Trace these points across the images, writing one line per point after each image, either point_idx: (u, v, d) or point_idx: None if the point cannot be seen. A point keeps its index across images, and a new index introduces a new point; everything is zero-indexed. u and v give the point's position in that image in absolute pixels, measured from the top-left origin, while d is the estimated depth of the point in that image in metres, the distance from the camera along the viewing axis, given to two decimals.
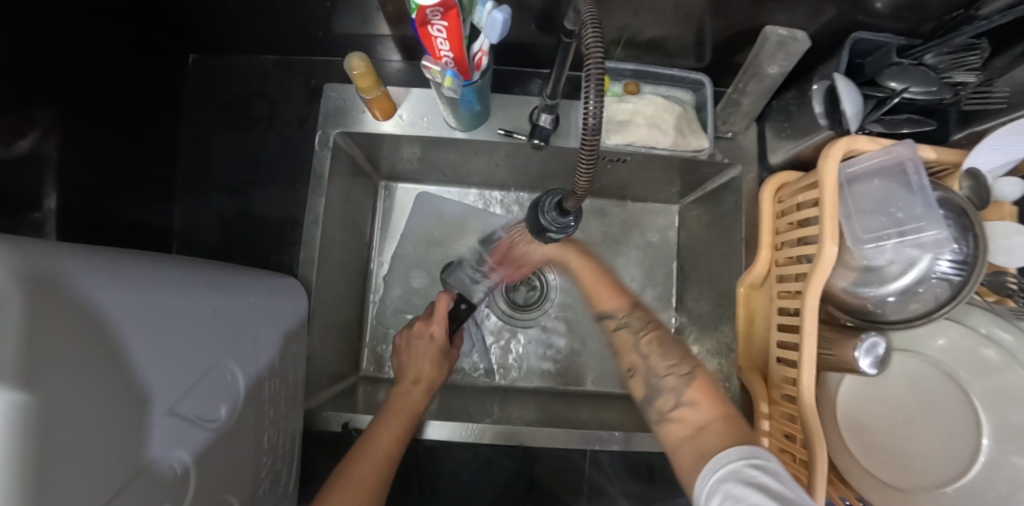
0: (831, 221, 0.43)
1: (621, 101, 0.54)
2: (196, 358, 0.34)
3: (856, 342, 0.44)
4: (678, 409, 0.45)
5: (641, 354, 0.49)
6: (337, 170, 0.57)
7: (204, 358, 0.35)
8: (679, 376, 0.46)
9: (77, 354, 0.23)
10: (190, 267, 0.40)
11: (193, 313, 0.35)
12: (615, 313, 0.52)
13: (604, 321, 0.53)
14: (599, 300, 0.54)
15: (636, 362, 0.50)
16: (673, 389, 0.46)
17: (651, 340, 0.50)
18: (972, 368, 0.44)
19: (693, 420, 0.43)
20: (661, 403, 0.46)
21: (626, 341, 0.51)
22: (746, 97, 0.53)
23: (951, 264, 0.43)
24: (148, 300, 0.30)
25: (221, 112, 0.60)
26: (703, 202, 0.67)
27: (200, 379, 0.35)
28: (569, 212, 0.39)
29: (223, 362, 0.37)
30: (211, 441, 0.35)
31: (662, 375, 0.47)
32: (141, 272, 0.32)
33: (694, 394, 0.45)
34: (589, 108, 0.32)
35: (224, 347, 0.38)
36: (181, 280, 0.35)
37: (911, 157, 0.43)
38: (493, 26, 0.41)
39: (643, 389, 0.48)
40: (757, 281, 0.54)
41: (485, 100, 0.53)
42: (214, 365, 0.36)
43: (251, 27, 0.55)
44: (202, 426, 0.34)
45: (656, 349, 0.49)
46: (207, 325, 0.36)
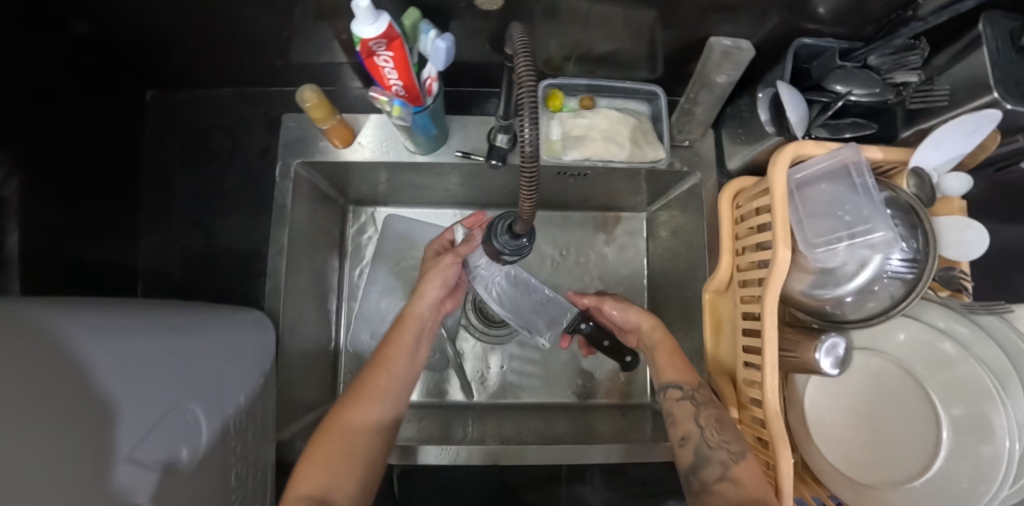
0: (782, 227, 0.44)
1: (577, 117, 0.55)
2: (154, 403, 0.34)
3: (816, 344, 0.45)
4: (722, 482, 0.42)
5: (697, 424, 0.46)
6: (300, 200, 0.57)
7: (163, 400, 0.35)
8: (730, 451, 0.43)
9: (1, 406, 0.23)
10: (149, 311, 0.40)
11: (139, 360, 0.34)
12: (680, 383, 0.50)
13: (666, 392, 0.50)
14: (661, 373, 0.52)
15: (691, 431, 0.46)
16: (721, 462, 0.43)
17: (710, 414, 0.46)
18: (928, 362, 0.45)
19: (733, 498, 0.40)
20: (706, 473, 0.43)
21: (685, 412, 0.48)
22: (698, 106, 0.54)
23: (902, 261, 0.44)
24: (86, 349, 0.31)
25: (184, 146, 0.60)
26: (669, 209, 0.68)
27: (160, 422, 0.34)
28: (521, 235, 0.40)
29: (185, 404, 0.37)
30: (176, 485, 0.35)
31: (713, 447, 0.44)
32: (73, 327, 0.31)
33: (741, 473, 0.41)
34: (525, 133, 0.32)
35: (187, 390, 0.38)
36: (128, 330, 0.35)
37: (854, 159, 0.44)
38: (436, 53, 0.42)
39: (691, 459, 0.45)
40: (721, 287, 0.55)
41: (441, 124, 0.54)
42: (175, 407, 0.36)
43: (207, 62, 0.55)
44: (165, 470, 0.34)
45: (714, 421, 0.45)
46: (165, 367, 0.36)
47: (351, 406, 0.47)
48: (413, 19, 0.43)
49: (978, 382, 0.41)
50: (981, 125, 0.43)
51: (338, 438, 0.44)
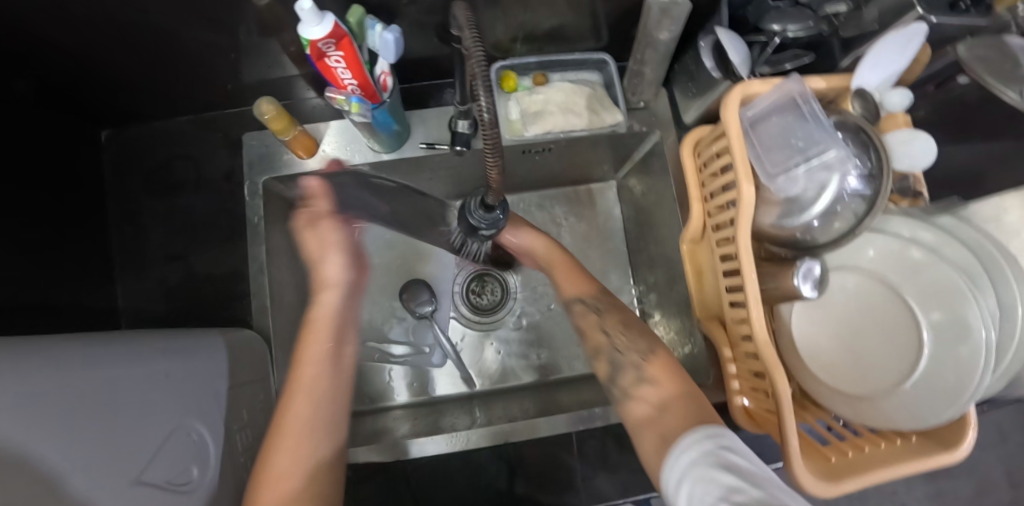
0: (742, 165, 0.46)
1: (532, 94, 0.56)
2: (155, 428, 0.34)
3: (793, 270, 0.46)
4: (641, 388, 0.45)
5: (605, 335, 0.52)
6: (273, 216, 0.58)
7: (168, 420, 0.36)
8: (639, 353, 0.48)
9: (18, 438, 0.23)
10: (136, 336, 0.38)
11: (139, 387, 0.34)
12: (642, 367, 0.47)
13: (573, 306, 0.57)
14: (565, 288, 0.59)
15: (602, 343, 0.52)
16: (632, 365, 0.48)
17: (614, 323, 0.53)
18: (903, 271, 0.47)
19: (652, 399, 0.44)
20: (624, 381, 0.47)
21: (591, 323, 0.54)
22: (648, 66, 0.55)
23: (859, 180, 0.46)
24: (104, 376, 0.31)
25: (146, 180, 0.59)
26: (636, 173, 0.69)
27: (164, 443, 0.35)
28: (494, 207, 0.41)
29: (186, 424, 0.37)
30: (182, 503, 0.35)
31: (623, 352, 0.49)
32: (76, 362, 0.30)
33: (655, 373, 0.45)
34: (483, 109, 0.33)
35: (187, 409, 0.38)
36: (126, 358, 0.34)
37: (800, 90, 0.46)
38: (386, 46, 0.44)
39: (607, 370, 0.50)
40: (696, 236, 0.56)
41: (401, 118, 0.55)
42: (178, 427, 0.36)
43: (159, 92, 0.54)
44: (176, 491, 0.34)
45: (620, 330, 0.52)
46: (160, 392, 0.36)
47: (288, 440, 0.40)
48: (358, 16, 0.43)
49: (953, 284, 0.43)
50: (913, 39, 0.45)
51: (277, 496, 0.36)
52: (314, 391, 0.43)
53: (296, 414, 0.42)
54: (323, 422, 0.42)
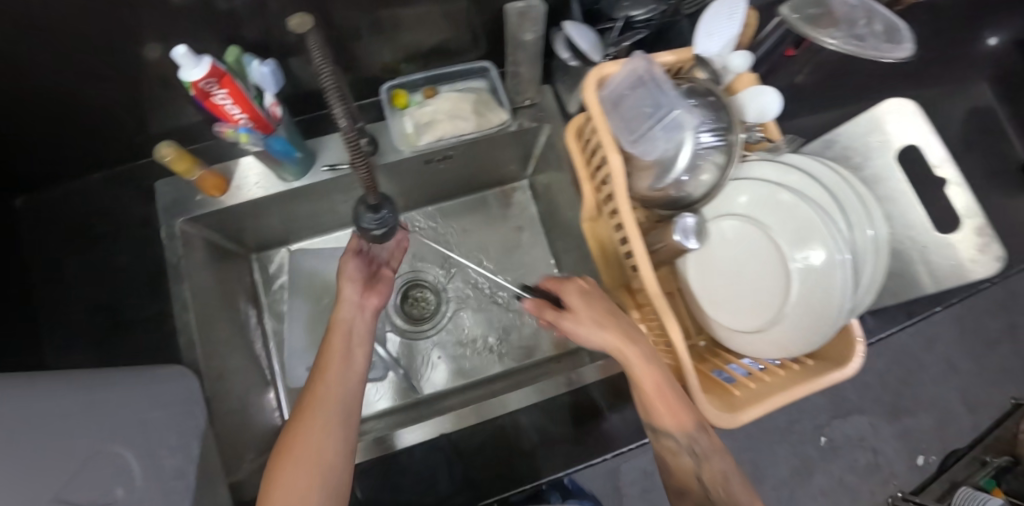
0: (606, 137, 0.50)
1: (421, 107, 0.61)
2: (74, 452, 0.38)
3: (673, 227, 0.50)
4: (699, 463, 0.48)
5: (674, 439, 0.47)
6: (194, 255, 0.60)
7: (85, 446, 0.39)
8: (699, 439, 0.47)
9: None
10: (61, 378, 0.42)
11: (51, 421, 0.38)
12: (674, 435, 0.47)
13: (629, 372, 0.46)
14: (597, 326, 0.47)
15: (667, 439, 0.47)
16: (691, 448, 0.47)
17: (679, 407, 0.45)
18: (775, 212, 0.51)
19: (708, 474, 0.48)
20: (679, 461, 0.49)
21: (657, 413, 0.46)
22: (523, 66, 0.61)
23: (712, 135, 0.51)
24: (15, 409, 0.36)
25: (63, 238, 0.60)
26: (541, 167, 0.74)
27: (83, 466, 0.38)
28: (378, 205, 0.46)
29: (109, 449, 0.41)
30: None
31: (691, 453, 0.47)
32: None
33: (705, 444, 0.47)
34: None
35: (107, 436, 0.41)
36: (39, 396, 0.38)
37: (645, 65, 0.51)
38: (265, 78, 0.49)
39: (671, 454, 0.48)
40: (594, 213, 0.60)
41: (302, 146, 0.59)
42: (98, 451, 0.40)
43: (68, 151, 0.57)
44: None
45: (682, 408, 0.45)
46: (76, 420, 0.40)
47: (303, 432, 0.45)
48: (234, 55, 0.47)
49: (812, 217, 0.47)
50: (733, 9, 0.52)
51: (304, 470, 0.42)
52: (333, 389, 0.48)
53: (324, 396, 0.47)
54: (346, 405, 0.48)
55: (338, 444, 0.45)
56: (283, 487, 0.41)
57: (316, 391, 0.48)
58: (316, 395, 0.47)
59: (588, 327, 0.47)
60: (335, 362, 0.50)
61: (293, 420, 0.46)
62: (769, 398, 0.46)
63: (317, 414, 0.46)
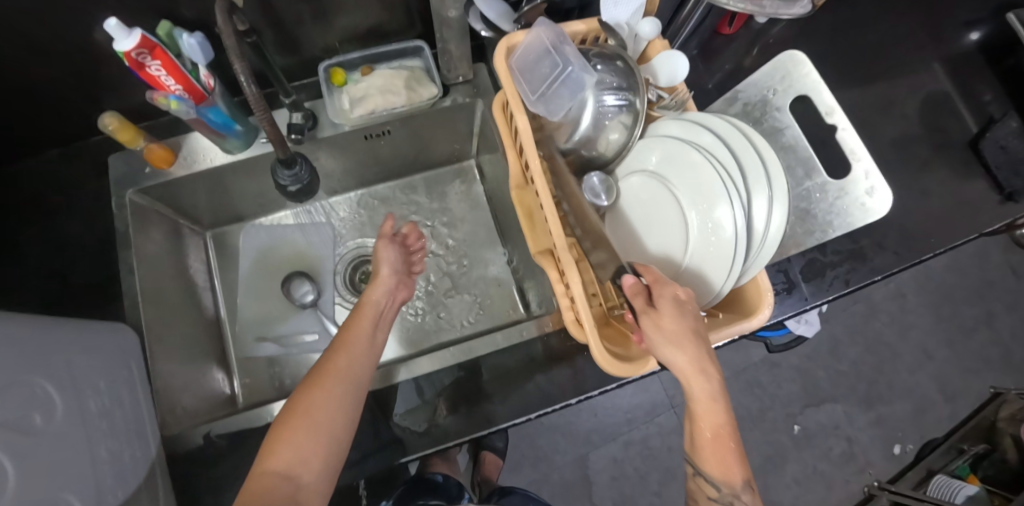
0: (516, 101, 0.52)
1: (357, 83, 0.64)
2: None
3: (583, 186, 0.54)
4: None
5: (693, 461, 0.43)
6: (143, 225, 0.64)
7: (9, 371, 0.39)
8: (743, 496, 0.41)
9: None
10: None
11: None
12: (720, 486, 0.41)
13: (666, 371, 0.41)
14: (666, 335, 0.39)
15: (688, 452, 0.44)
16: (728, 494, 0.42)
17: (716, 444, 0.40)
18: (679, 170, 0.53)
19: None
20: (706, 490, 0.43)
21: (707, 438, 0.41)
22: (451, 43, 0.64)
23: (617, 98, 0.53)
24: None
25: (19, 209, 0.62)
26: (483, 145, 0.77)
27: (6, 388, 0.38)
28: (291, 162, 0.49)
29: (31, 378, 0.41)
30: (26, 444, 0.38)
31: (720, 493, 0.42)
32: None
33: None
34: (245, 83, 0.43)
35: (31, 365, 0.42)
36: None
37: (553, 34, 0.54)
38: (193, 51, 0.52)
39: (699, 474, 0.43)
40: (520, 181, 0.63)
41: (242, 119, 0.63)
42: (23, 380, 0.41)
43: (29, 129, 0.62)
44: (15, 428, 0.38)
45: (710, 459, 0.41)
46: (7, 346, 0.40)
47: (315, 394, 0.46)
48: (166, 29, 0.51)
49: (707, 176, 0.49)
50: None
51: (306, 435, 0.43)
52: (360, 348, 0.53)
53: (345, 367, 0.50)
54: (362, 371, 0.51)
55: (340, 419, 0.46)
56: (289, 442, 0.43)
57: (334, 361, 0.50)
58: (332, 368, 0.49)
59: (670, 349, 0.39)
60: (358, 336, 0.54)
61: (307, 385, 0.47)
62: None
63: (335, 383, 0.48)
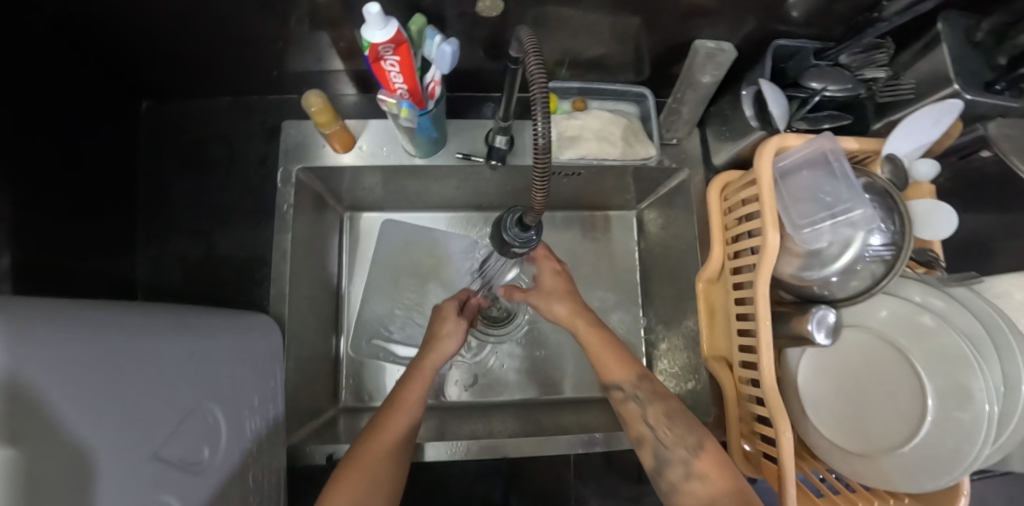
0: (770, 212, 0.47)
1: (571, 118, 0.58)
2: (178, 403, 0.34)
3: (808, 316, 0.47)
4: (689, 482, 0.45)
5: (648, 425, 0.49)
6: (301, 205, 0.59)
7: (186, 401, 0.35)
8: (687, 448, 0.46)
9: (67, 393, 0.23)
10: (158, 312, 0.39)
11: (166, 362, 0.33)
12: (621, 384, 0.51)
13: (613, 393, 0.52)
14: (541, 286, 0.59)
15: (643, 432, 0.49)
16: (681, 461, 0.46)
17: (658, 413, 0.48)
18: (913, 335, 0.48)
19: (705, 496, 0.43)
20: (672, 475, 0.46)
21: (634, 414, 0.50)
22: (685, 106, 0.57)
23: (882, 243, 0.47)
24: (142, 344, 0.32)
25: (180, 157, 0.61)
26: (659, 205, 0.71)
27: (181, 423, 0.34)
28: (530, 226, 0.42)
29: (203, 404, 0.37)
30: (196, 483, 0.35)
31: (670, 447, 0.47)
32: (110, 326, 0.30)
33: (704, 466, 0.45)
34: (538, 129, 0.33)
35: (206, 388, 0.37)
36: (153, 328, 0.34)
37: (832, 147, 0.47)
38: (441, 57, 0.44)
39: (653, 462, 0.47)
40: (714, 275, 0.58)
41: (441, 126, 0.56)
42: (194, 408, 0.36)
43: (208, 73, 0.56)
44: (188, 470, 0.34)
45: (665, 420, 0.48)
46: (182, 366, 0.35)
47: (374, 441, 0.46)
48: (419, 25, 0.44)
49: (957, 351, 0.44)
50: (946, 115, 0.47)
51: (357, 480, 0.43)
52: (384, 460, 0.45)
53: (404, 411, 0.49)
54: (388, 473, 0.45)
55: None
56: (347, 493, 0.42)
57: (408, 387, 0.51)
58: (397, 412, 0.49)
59: (551, 298, 0.57)
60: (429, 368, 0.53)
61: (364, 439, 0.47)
62: None
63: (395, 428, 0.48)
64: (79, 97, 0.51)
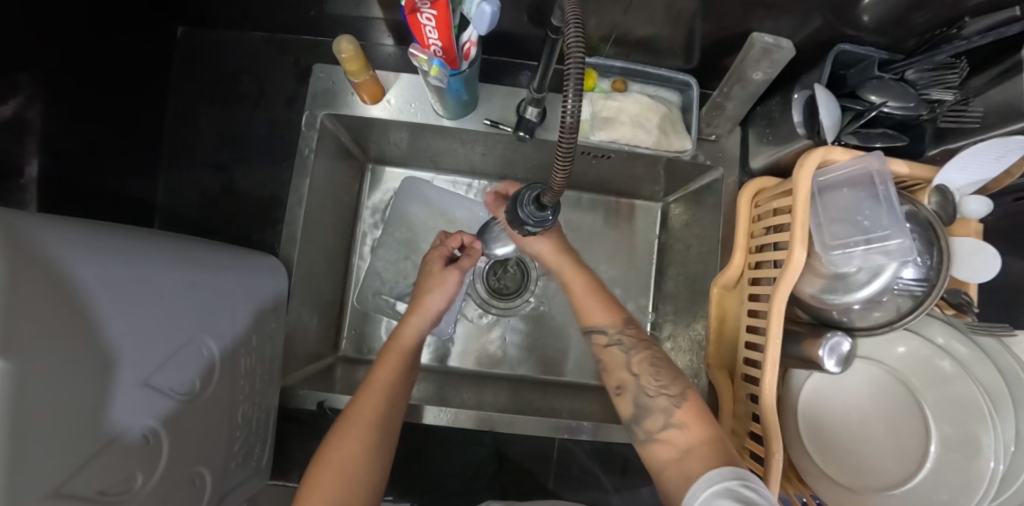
0: (801, 228, 0.45)
1: (608, 98, 0.55)
2: (175, 333, 0.35)
3: (821, 341, 0.45)
4: (666, 430, 0.44)
5: (631, 373, 0.49)
6: (322, 151, 0.58)
7: (184, 332, 0.36)
8: (669, 397, 0.46)
9: (45, 314, 0.23)
10: (167, 239, 0.39)
11: (167, 293, 0.34)
12: (607, 328, 0.52)
13: (594, 336, 0.53)
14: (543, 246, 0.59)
15: (625, 380, 0.49)
16: (662, 409, 0.45)
17: (642, 360, 0.49)
18: (926, 378, 0.47)
19: (681, 443, 0.43)
20: (649, 423, 0.46)
21: (616, 359, 0.51)
22: (731, 102, 0.54)
23: (913, 277, 0.45)
24: (143, 274, 0.32)
25: (210, 87, 0.60)
26: (685, 201, 0.68)
27: (176, 353, 0.35)
28: (546, 207, 0.41)
29: (201, 337, 0.38)
30: (184, 412, 0.36)
31: (652, 395, 0.47)
32: (110, 250, 0.31)
33: (683, 416, 0.44)
34: (567, 108, 0.31)
35: (204, 322, 0.38)
36: (159, 258, 0.35)
37: (879, 168, 0.45)
38: (480, 18, 0.41)
39: (631, 409, 0.47)
40: (730, 283, 0.56)
41: (473, 90, 0.54)
42: (191, 342, 0.36)
43: (244, 5, 0.54)
44: (178, 399, 0.35)
45: (646, 368, 0.48)
46: (183, 298, 0.36)
47: (362, 404, 0.48)
48: None
49: (972, 401, 0.43)
50: (1010, 151, 0.44)
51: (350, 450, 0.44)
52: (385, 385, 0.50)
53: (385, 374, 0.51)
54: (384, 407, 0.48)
55: (357, 450, 0.44)
56: (337, 463, 0.43)
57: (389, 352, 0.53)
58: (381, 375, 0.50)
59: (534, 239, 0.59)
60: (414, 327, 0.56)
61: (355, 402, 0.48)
62: None
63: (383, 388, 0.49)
64: (114, 14, 0.50)
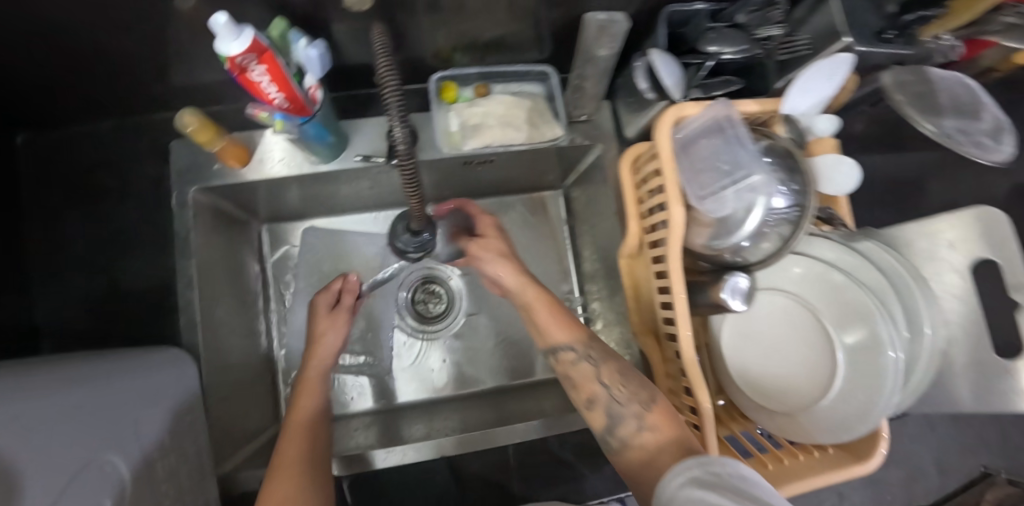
0: (672, 186, 0.46)
1: (472, 105, 0.55)
2: (72, 454, 0.32)
3: (721, 284, 0.47)
4: (640, 434, 0.44)
5: (602, 384, 0.47)
6: (203, 225, 0.56)
7: (84, 450, 0.33)
8: (642, 403, 0.45)
9: None
10: (16, 378, 0.36)
11: (46, 427, 0.32)
12: (573, 346, 0.50)
13: (558, 354, 0.51)
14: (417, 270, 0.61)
15: (597, 393, 0.47)
16: (634, 414, 0.45)
17: (612, 370, 0.48)
18: (823, 293, 0.49)
19: (651, 445, 0.43)
20: (622, 430, 0.45)
21: (587, 374, 0.49)
22: (588, 81, 0.56)
23: (785, 204, 0.46)
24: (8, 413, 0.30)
25: (65, 189, 0.57)
26: (581, 182, 0.70)
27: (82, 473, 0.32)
28: (421, 231, 0.42)
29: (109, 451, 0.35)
30: None
31: (624, 403, 0.45)
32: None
33: (655, 419, 0.44)
34: (398, 130, 0.31)
35: (105, 437, 0.35)
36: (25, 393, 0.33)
37: (726, 114, 0.47)
38: (311, 62, 0.45)
39: (604, 420, 0.46)
40: (634, 251, 0.57)
41: (337, 129, 0.54)
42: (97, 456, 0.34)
43: (78, 98, 0.52)
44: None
45: (618, 379, 0.47)
46: (66, 423, 0.33)
47: (296, 414, 0.48)
48: (280, 29, 0.42)
49: (864, 301, 0.45)
50: (838, 68, 0.47)
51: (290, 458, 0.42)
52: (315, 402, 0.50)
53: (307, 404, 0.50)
54: (312, 443, 0.45)
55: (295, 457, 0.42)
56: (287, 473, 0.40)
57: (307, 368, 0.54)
58: (304, 395, 0.50)
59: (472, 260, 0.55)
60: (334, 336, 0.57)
61: (289, 427, 0.46)
62: (799, 484, 0.45)
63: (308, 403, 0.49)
64: None
